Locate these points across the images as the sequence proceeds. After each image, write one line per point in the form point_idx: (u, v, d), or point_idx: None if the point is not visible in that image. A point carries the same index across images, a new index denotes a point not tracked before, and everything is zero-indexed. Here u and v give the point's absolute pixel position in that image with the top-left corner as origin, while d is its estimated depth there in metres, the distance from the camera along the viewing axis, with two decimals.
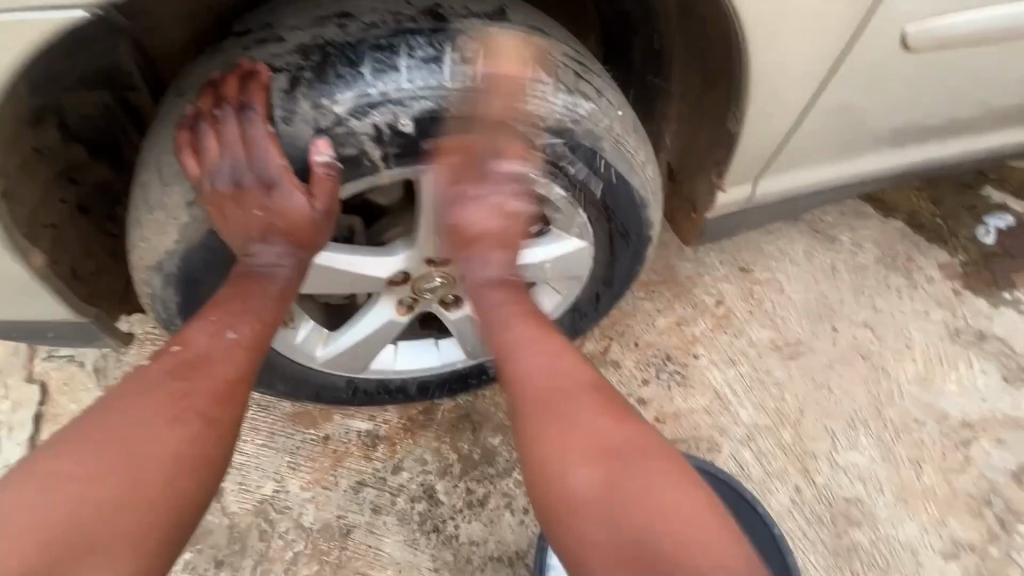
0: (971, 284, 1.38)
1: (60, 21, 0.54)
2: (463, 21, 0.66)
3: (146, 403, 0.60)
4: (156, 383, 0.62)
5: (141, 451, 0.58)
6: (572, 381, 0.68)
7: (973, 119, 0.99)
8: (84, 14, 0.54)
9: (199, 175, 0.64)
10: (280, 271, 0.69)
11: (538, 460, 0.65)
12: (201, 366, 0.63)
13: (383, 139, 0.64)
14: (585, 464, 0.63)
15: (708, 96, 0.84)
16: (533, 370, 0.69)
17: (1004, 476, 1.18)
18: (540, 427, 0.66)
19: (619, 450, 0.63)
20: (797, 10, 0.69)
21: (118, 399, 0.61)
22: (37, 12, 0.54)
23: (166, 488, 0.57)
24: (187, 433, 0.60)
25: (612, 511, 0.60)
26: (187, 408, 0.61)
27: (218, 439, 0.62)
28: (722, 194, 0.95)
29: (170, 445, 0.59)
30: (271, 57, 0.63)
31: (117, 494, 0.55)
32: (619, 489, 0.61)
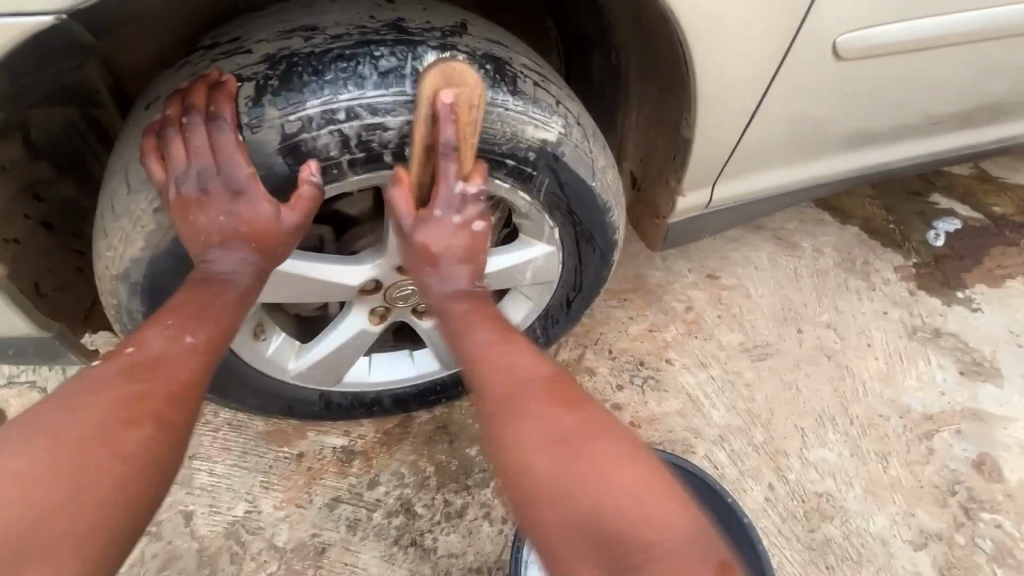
0: (924, 284, 1.44)
1: (29, 25, 0.58)
2: (426, 32, 0.68)
3: (93, 404, 0.57)
4: (107, 383, 0.59)
5: (87, 451, 0.54)
6: (522, 373, 0.65)
7: (912, 126, 1.06)
8: (52, 20, 0.58)
9: (164, 180, 0.64)
10: (240, 278, 0.68)
11: (502, 461, 0.62)
12: (158, 367, 0.61)
13: (349, 145, 0.66)
14: (546, 456, 0.60)
15: (663, 105, 0.88)
16: (494, 363, 0.66)
17: (966, 466, 1.22)
18: (498, 419, 0.63)
19: (574, 436, 0.60)
20: (736, 22, 0.74)
21: (63, 400, 0.57)
22: (6, 17, 0.57)
23: (115, 489, 0.54)
24: (139, 434, 0.57)
25: (571, 506, 0.57)
26: (140, 409, 0.58)
27: (171, 440, 0.59)
28: (682, 200, 1.00)
29: (119, 448, 0.56)
30: (238, 67, 0.65)
31: (59, 497, 0.52)
32: (577, 480, 0.57)
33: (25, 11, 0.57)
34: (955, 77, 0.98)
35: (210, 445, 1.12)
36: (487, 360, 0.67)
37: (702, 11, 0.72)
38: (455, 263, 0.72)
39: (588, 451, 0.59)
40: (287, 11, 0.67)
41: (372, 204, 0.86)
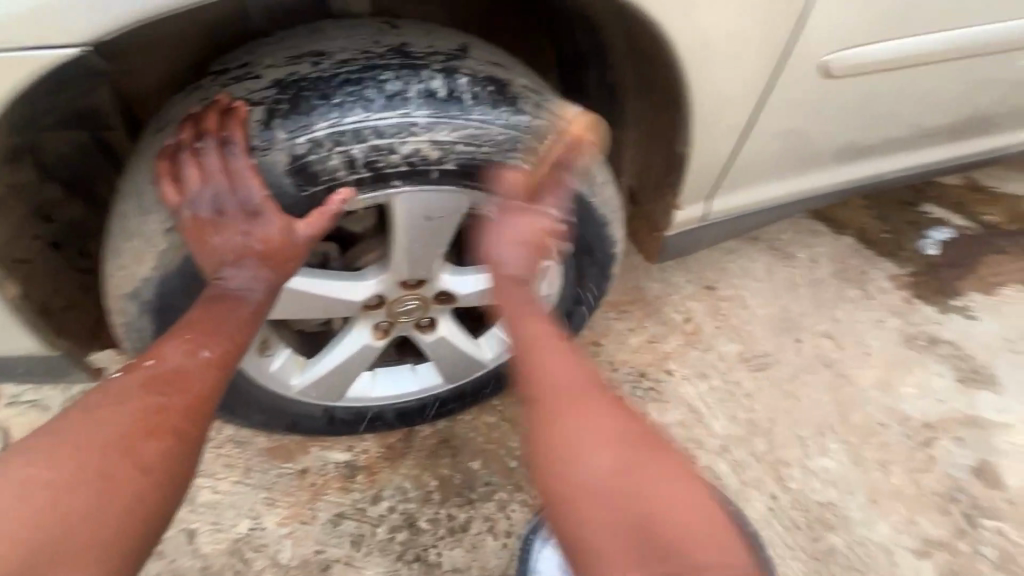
0: (919, 292, 1.46)
1: (55, 58, 0.58)
2: (429, 56, 0.71)
3: (116, 415, 0.61)
4: (128, 395, 0.62)
5: (111, 461, 0.58)
6: (575, 382, 0.70)
7: (902, 139, 1.09)
8: (78, 52, 0.58)
9: (179, 203, 0.66)
10: (253, 294, 0.70)
11: (553, 462, 0.66)
12: (173, 382, 0.64)
13: (358, 166, 0.67)
14: (604, 466, 0.64)
15: (659, 122, 0.91)
16: (553, 371, 0.71)
17: (966, 472, 1.22)
18: (550, 424, 0.68)
19: (625, 445, 0.66)
20: (727, 42, 0.77)
21: (90, 409, 0.61)
22: (32, 50, 0.58)
23: (134, 497, 0.58)
24: (157, 447, 0.60)
25: (628, 515, 0.62)
26: (158, 422, 0.61)
27: (184, 453, 0.63)
28: (679, 213, 1.02)
29: (139, 459, 0.59)
30: (248, 92, 0.67)
31: (85, 503, 0.56)
32: (631, 495, 0.63)
33: (51, 45, 0.58)
34: (941, 92, 1.01)
35: (213, 462, 1.12)
36: (565, 369, 0.71)
37: (694, 32, 0.74)
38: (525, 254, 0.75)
39: (636, 462, 0.65)
40: (295, 38, 0.70)
41: (376, 220, 0.87)
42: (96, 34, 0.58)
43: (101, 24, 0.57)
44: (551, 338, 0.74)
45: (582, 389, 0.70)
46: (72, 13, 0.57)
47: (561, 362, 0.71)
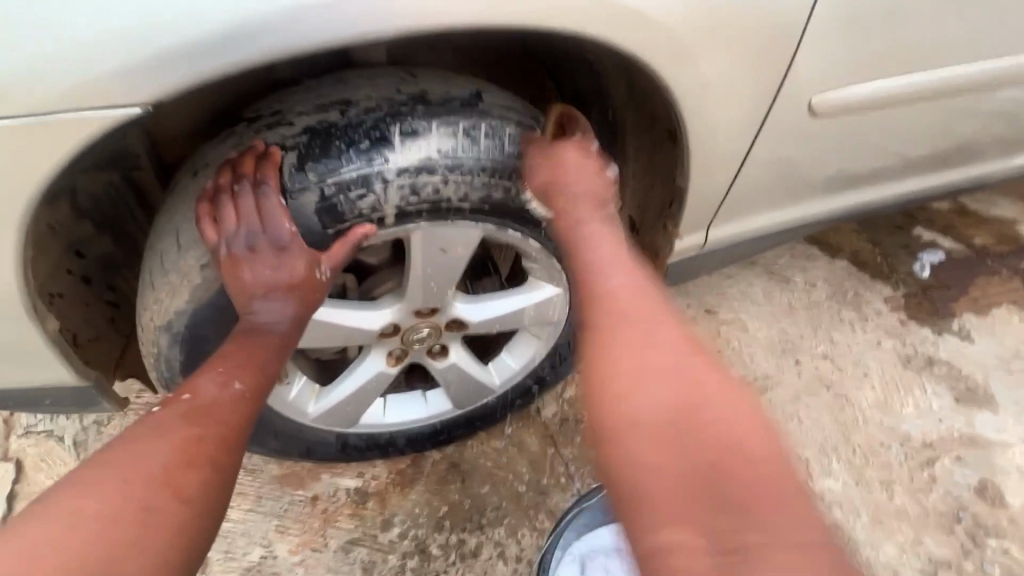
0: (914, 314, 1.50)
1: (117, 116, 0.61)
2: (448, 102, 0.75)
3: (154, 450, 0.60)
4: (169, 427, 0.63)
5: (153, 493, 0.57)
6: (645, 303, 0.68)
7: (888, 169, 1.14)
8: (139, 111, 0.61)
9: (217, 241, 0.70)
10: (280, 326, 0.74)
11: (610, 371, 0.63)
12: (210, 412, 0.66)
13: (381, 207, 0.72)
14: (661, 385, 0.60)
15: (659, 157, 0.96)
16: (614, 282, 0.70)
17: (968, 491, 1.24)
18: (616, 333, 0.65)
19: (697, 383, 0.60)
20: (720, 86, 0.83)
21: (126, 445, 0.61)
22: (95, 111, 0.61)
23: (178, 528, 0.57)
24: (197, 478, 0.60)
25: (685, 450, 0.55)
26: (198, 453, 0.62)
27: (219, 486, 0.62)
28: (679, 242, 1.07)
29: (181, 491, 0.59)
30: (281, 138, 0.71)
31: (132, 533, 0.54)
32: (693, 419, 0.57)
33: (113, 105, 0.61)
34: (922, 125, 1.07)
35: None
36: (628, 281, 0.70)
37: (689, 78, 0.80)
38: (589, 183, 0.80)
39: (706, 400, 0.59)
40: (323, 86, 0.74)
41: (391, 253, 0.92)
42: (157, 94, 0.61)
43: (162, 84, 0.61)
44: (621, 255, 0.73)
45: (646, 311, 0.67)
46: (135, 76, 0.60)
47: (629, 277, 0.70)
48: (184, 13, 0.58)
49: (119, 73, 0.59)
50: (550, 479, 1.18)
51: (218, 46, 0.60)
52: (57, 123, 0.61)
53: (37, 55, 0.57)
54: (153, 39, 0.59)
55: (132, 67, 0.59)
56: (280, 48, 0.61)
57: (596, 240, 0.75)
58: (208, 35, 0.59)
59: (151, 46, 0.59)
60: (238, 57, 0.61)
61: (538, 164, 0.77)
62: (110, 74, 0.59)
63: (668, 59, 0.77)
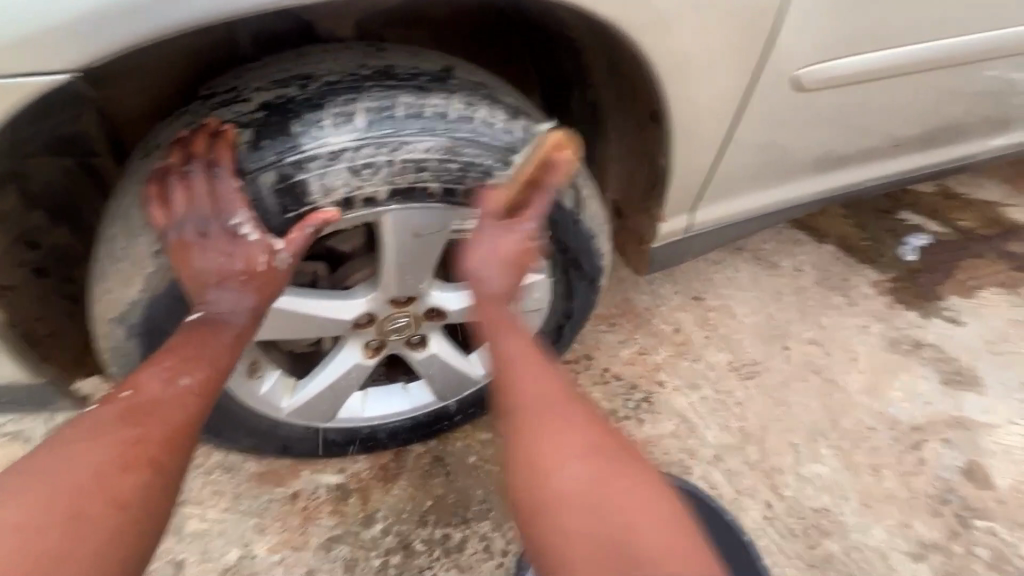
0: (901, 298, 1.49)
1: (43, 83, 0.57)
2: (415, 78, 0.71)
3: (89, 454, 0.57)
4: (103, 429, 0.59)
5: (87, 500, 0.55)
6: (554, 391, 0.72)
7: (875, 149, 1.12)
8: (68, 78, 0.57)
9: (166, 226, 0.66)
10: (236, 316, 0.69)
11: (525, 462, 0.68)
12: (153, 412, 0.61)
13: (346, 187, 0.68)
14: (573, 476, 0.66)
15: (642, 137, 0.93)
16: (537, 382, 0.73)
17: (956, 474, 1.24)
18: (530, 424, 0.70)
19: (599, 458, 0.67)
20: (700, 60, 0.80)
21: (62, 446, 0.58)
22: (19, 77, 0.57)
23: (111, 537, 0.54)
24: (136, 482, 0.57)
25: (600, 522, 0.63)
26: (134, 455, 0.58)
27: (164, 488, 0.59)
28: (663, 226, 1.04)
29: (118, 495, 0.56)
30: (236, 115, 0.67)
31: (57, 546, 0.52)
32: (601, 500, 0.64)
33: (39, 71, 0.56)
34: (909, 103, 1.05)
35: (201, 489, 1.10)
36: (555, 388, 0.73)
37: (669, 50, 0.77)
38: (510, 270, 0.75)
39: (608, 469, 0.66)
40: (282, 62, 0.70)
41: (364, 239, 0.88)
42: (86, 60, 0.57)
43: (91, 49, 0.56)
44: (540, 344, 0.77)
45: (553, 398, 0.72)
46: (60, 40, 0.55)
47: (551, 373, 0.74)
48: None
49: (42, 34, 0.55)
50: None
51: (150, 5, 0.56)
52: None
53: None
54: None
55: (55, 29, 0.55)
56: (217, 11, 0.57)
57: (525, 341, 0.75)
58: None
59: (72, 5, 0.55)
60: (173, 20, 0.57)
61: (479, 241, 0.74)
62: (33, 36, 0.55)
63: (647, 30, 0.73)
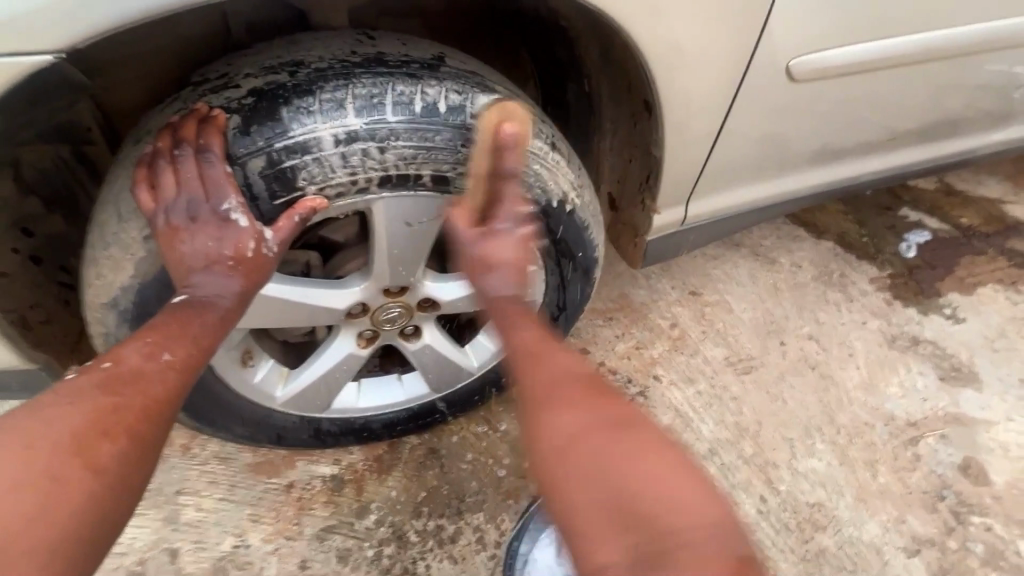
0: (900, 294, 1.49)
1: (27, 64, 0.57)
2: (405, 65, 0.71)
3: (66, 417, 0.56)
4: (83, 394, 0.57)
5: (61, 462, 0.53)
6: (564, 367, 0.68)
7: (873, 142, 1.12)
8: (52, 58, 0.57)
9: (154, 210, 0.66)
10: (221, 299, 0.67)
11: (536, 438, 0.64)
12: (133, 383, 0.60)
13: (333, 176, 0.68)
14: (587, 446, 0.61)
15: (635, 128, 0.93)
16: (547, 357, 0.69)
17: (952, 470, 1.23)
18: (535, 397, 0.66)
19: (608, 425, 0.63)
20: (692, 49, 0.79)
21: (39, 407, 0.56)
22: (6, 58, 0.57)
23: (84, 504, 0.53)
24: (114, 452, 0.56)
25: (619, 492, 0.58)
26: (113, 424, 0.57)
27: (141, 458, 0.58)
28: (658, 218, 1.04)
29: (94, 461, 0.55)
30: (226, 101, 0.67)
31: (28, 508, 0.51)
32: (615, 466, 0.59)
33: (24, 52, 0.57)
34: (906, 95, 1.04)
35: (197, 479, 1.11)
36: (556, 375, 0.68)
37: (660, 38, 0.76)
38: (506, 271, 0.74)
39: (619, 439, 0.61)
40: (273, 49, 0.70)
41: (357, 229, 0.88)
42: (73, 41, 0.57)
43: (76, 31, 0.57)
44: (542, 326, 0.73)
45: (566, 372, 0.68)
46: (48, 20, 0.56)
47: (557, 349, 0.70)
48: None
49: (28, 15, 0.56)
50: None
51: None
52: None
53: None
54: None
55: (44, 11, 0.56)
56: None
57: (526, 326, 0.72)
58: None
59: None
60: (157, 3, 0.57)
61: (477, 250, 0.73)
62: (19, 18, 0.55)
63: (636, 18, 0.73)
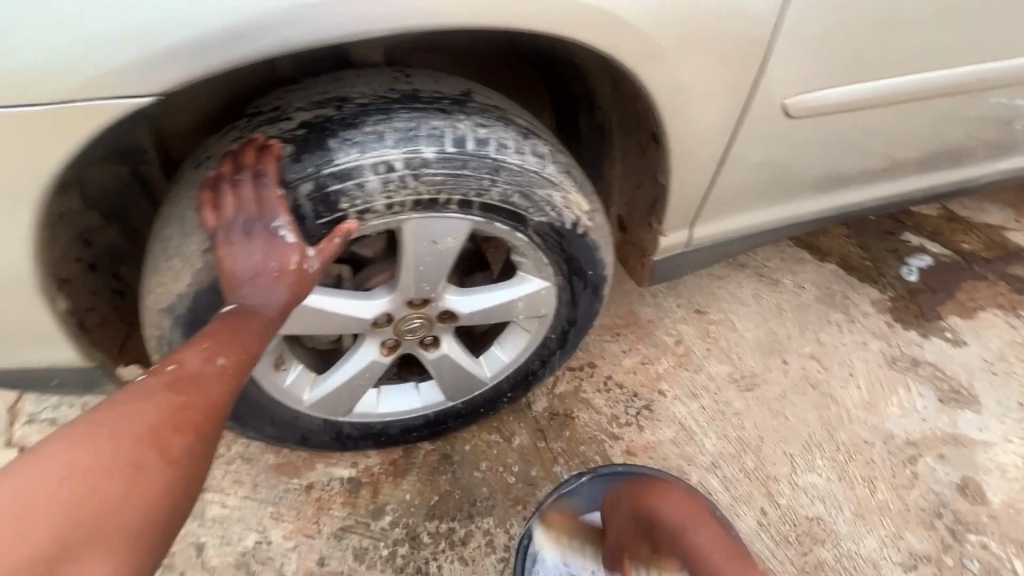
0: (901, 317, 1.53)
1: (126, 105, 0.63)
2: (437, 101, 0.79)
3: (141, 412, 0.60)
4: (154, 392, 0.62)
5: (140, 452, 0.57)
6: None
7: (871, 171, 1.18)
8: (149, 100, 0.64)
9: (215, 227, 0.72)
10: (268, 310, 0.73)
11: None
12: (195, 383, 0.65)
13: (371, 199, 0.76)
14: None
15: (644, 156, 1.00)
16: None
17: (949, 488, 1.27)
18: None
19: None
20: (697, 88, 0.86)
21: (115, 404, 0.60)
22: (108, 99, 0.63)
23: (160, 491, 0.57)
24: (184, 444, 0.60)
25: None
26: (182, 419, 0.61)
27: (204, 452, 0.62)
28: (664, 239, 1.10)
29: (168, 454, 0.58)
30: (280, 132, 0.75)
31: (115, 491, 0.54)
32: None
33: (125, 94, 0.63)
34: (902, 129, 1.10)
35: (222, 477, 1.17)
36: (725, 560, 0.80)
37: (668, 80, 0.84)
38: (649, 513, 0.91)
39: None
40: (320, 86, 0.78)
41: (385, 245, 0.96)
42: (168, 85, 0.63)
43: (171, 75, 0.63)
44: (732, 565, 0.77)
45: None
46: (147, 66, 0.62)
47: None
48: (193, 8, 0.61)
49: (129, 64, 0.61)
50: (540, 472, 1.22)
51: (228, 39, 0.62)
52: (72, 113, 0.63)
53: (50, 46, 0.59)
54: (164, 32, 0.61)
55: (144, 59, 0.61)
56: (283, 44, 0.64)
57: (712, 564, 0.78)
58: (219, 30, 0.62)
59: (161, 38, 0.61)
60: (242, 52, 0.63)
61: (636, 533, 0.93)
62: (121, 65, 0.61)
63: (646, 61, 0.80)
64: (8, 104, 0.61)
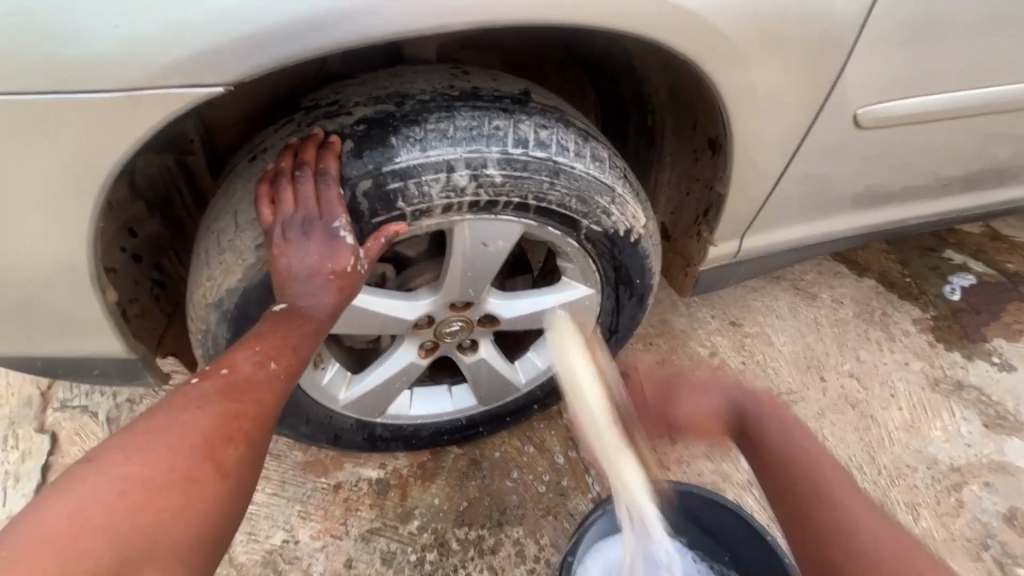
0: (944, 337, 1.48)
1: (197, 94, 0.62)
2: (499, 100, 0.77)
3: (193, 420, 0.57)
4: (208, 399, 0.60)
5: (195, 464, 0.54)
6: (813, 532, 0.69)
7: (927, 186, 1.14)
8: (220, 90, 0.62)
9: (272, 223, 0.71)
10: (319, 311, 0.71)
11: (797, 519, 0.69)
12: (249, 389, 0.63)
13: (429, 198, 0.74)
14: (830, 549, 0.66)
15: (700, 162, 0.97)
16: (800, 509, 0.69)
17: (997, 518, 1.22)
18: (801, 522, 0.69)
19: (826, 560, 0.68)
20: (766, 95, 0.83)
21: (168, 411, 0.58)
22: (179, 88, 0.62)
23: (213, 506, 0.54)
24: (237, 454, 0.58)
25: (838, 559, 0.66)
26: (236, 428, 0.59)
27: (254, 464, 0.60)
28: (713, 249, 1.07)
29: (222, 466, 0.56)
30: (340, 127, 0.73)
31: (170, 505, 0.51)
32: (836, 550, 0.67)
33: (196, 84, 0.62)
34: (966, 143, 1.06)
35: None
36: (837, 486, 0.66)
37: (738, 85, 0.81)
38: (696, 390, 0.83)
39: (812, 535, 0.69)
40: (379, 81, 0.77)
41: (430, 245, 0.94)
42: (240, 75, 0.62)
43: (244, 66, 0.62)
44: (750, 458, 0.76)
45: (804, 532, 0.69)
46: (221, 56, 0.61)
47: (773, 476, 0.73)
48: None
49: (198, 52, 0.60)
50: (570, 482, 1.19)
51: (304, 30, 0.61)
52: (142, 101, 0.61)
53: (127, 33, 0.58)
54: (239, 22, 0.60)
55: (218, 48, 0.60)
56: (358, 37, 0.62)
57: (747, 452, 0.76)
58: (295, 20, 0.60)
59: (238, 28, 0.60)
60: (316, 45, 0.62)
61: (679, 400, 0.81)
62: (191, 54, 0.60)
63: (719, 64, 0.77)
64: (73, 90, 0.60)
